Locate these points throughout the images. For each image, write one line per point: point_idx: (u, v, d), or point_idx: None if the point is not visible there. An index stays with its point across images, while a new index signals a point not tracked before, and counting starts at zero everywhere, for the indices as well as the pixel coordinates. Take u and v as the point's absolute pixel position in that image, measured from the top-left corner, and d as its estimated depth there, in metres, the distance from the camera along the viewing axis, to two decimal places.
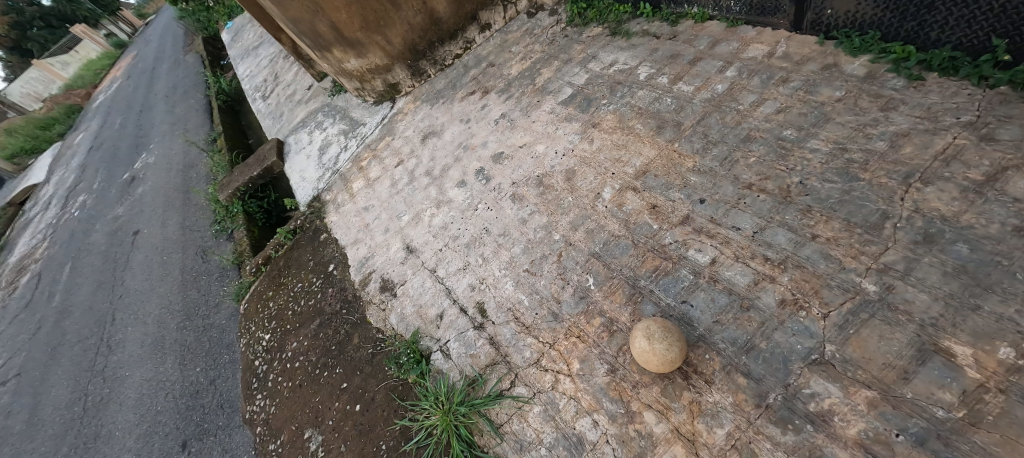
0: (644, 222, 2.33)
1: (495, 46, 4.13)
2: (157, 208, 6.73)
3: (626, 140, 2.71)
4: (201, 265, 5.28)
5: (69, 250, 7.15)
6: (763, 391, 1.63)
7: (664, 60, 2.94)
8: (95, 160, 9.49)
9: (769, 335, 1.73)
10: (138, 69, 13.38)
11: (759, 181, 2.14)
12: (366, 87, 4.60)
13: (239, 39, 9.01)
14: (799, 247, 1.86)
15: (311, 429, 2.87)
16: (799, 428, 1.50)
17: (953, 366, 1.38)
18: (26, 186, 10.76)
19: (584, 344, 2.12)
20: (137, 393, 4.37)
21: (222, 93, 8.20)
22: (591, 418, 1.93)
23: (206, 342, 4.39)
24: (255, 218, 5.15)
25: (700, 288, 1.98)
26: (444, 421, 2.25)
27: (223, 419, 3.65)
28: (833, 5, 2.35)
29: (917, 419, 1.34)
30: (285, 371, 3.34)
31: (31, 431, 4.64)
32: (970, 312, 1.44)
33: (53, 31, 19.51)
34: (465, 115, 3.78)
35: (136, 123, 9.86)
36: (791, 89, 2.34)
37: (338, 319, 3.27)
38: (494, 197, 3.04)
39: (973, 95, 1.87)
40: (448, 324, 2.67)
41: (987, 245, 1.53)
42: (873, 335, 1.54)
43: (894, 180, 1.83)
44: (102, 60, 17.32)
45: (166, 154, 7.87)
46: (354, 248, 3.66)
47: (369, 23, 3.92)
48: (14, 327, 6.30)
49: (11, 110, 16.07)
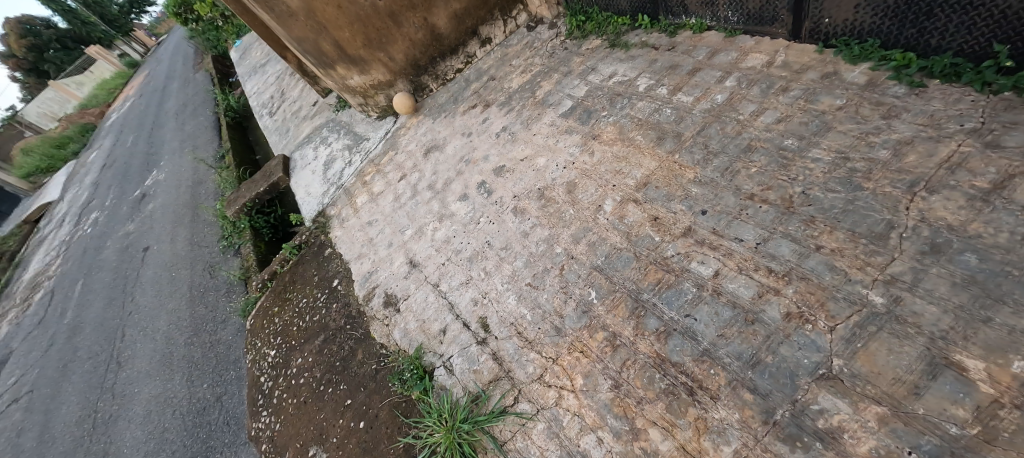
0: (646, 234, 2.32)
1: (495, 60, 4.17)
2: (167, 224, 6.83)
3: (626, 152, 2.71)
4: (208, 281, 5.34)
5: (81, 266, 7.27)
6: (770, 407, 1.60)
7: (663, 71, 2.95)
8: (107, 177, 9.70)
9: (775, 349, 1.70)
10: (150, 87, 13.74)
11: (761, 191, 2.12)
12: (370, 103, 4.66)
13: (248, 56, 9.23)
14: (804, 258, 1.83)
15: (316, 446, 2.84)
16: (808, 446, 1.46)
17: (966, 380, 1.33)
18: (41, 204, 11.05)
19: (587, 359, 2.10)
20: (145, 410, 4.39)
21: (231, 110, 8.40)
22: (595, 435, 1.91)
23: (214, 358, 4.43)
24: (262, 233, 5.21)
25: (703, 302, 1.96)
26: (448, 438, 2.23)
27: (229, 436, 3.67)
28: (830, 14, 2.34)
29: (930, 437, 1.30)
30: (291, 387, 3.33)
31: (42, 448, 4.68)
32: (981, 325, 1.40)
33: (68, 53, 20.24)
34: (467, 128, 3.81)
35: (147, 141, 10.08)
36: (791, 98, 2.33)
37: (342, 335, 3.28)
38: (495, 210, 3.05)
39: (977, 102, 1.85)
40: (451, 339, 2.66)
41: (996, 255, 1.50)
42: (881, 348, 1.51)
43: (898, 189, 1.80)
44: (116, 80, 17.86)
45: (177, 170, 8.04)
46: (358, 263, 3.68)
47: (371, 41, 4.00)
48: (27, 344, 6.38)
49: (27, 129, 16.58)
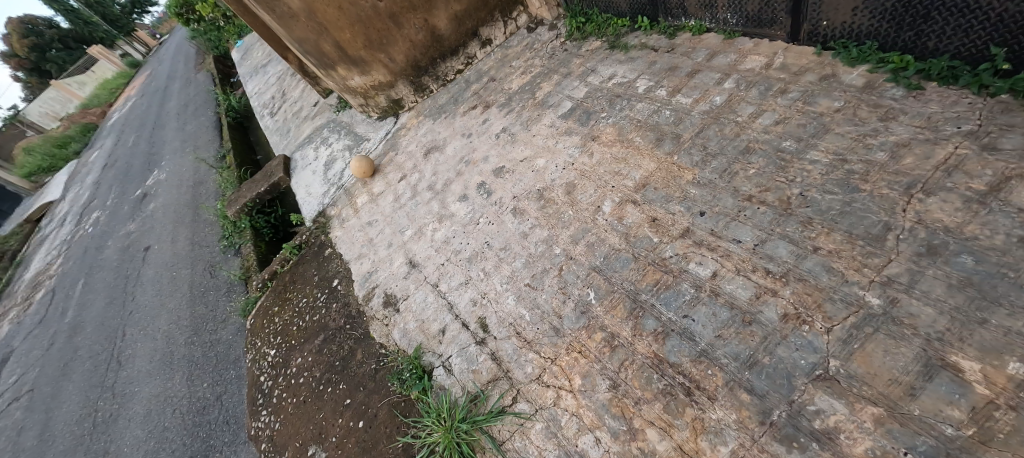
0: (644, 235, 2.33)
1: (496, 61, 4.18)
2: (168, 224, 6.85)
3: (625, 153, 2.72)
4: (209, 280, 5.36)
5: (82, 266, 7.28)
6: (767, 408, 1.60)
7: (662, 73, 2.96)
8: (108, 177, 9.73)
9: (771, 350, 1.71)
10: (152, 86, 13.80)
11: (759, 193, 2.13)
12: (370, 103, 4.67)
13: (249, 57, 9.26)
14: (801, 259, 1.84)
15: (315, 446, 2.85)
16: (805, 447, 1.47)
17: (961, 381, 1.34)
18: (42, 203, 11.08)
19: (585, 359, 2.11)
20: (146, 409, 4.40)
21: (231, 110, 8.42)
22: (593, 436, 1.91)
23: (214, 358, 4.44)
24: (263, 233, 5.22)
25: (701, 303, 1.97)
26: (447, 438, 2.24)
27: (229, 436, 3.67)
28: (828, 16, 2.34)
29: (926, 438, 1.30)
30: (290, 387, 3.34)
31: (42, 447, 4.69)
32: (977, 326, 1.41)
33: (70, 53, 20.35)
34: (467, 129, 3.83)
35: (148, 140, 10.11)
36: (789, 100, 2.34)
37: (342, 334, 3.29)
38: (494, 211, 3.06)
39: (974, 104, 1.86)
40: (450, 340, 2.67)
41: (992, 257, 1.51)
42: (878, 349, 1.51)
43: (895, 191, 1.81)
44: (117, 80, 17.92)
45: (178, 170, 8.06)
46: (358, 263, 3.69)
47: (372, 42, 4.01)
48: (27, 343, 6.39)
49: (29, 129, 16.67)
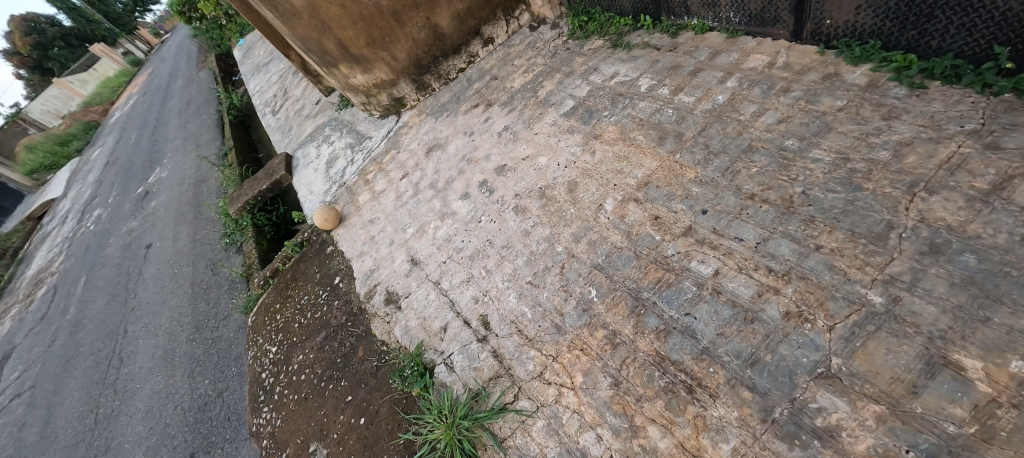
0: (646, 234, 2.33)
1: (498, 60, 4.18)
2: (170, 221, 6.86)
3: (627, 152, 2.72)
4: (211, 278, 5.36)
5: (84, 263, 7.29)
6: (769, 405, 1.60)
7: (664, 72, 2.96)
8: (110, 174, 9.75)
9: (773, 348, 1.71)
10: (153, 85, 13.83)
11: (761, 191, 2.13)
12: (372, 101, 4.68)
13: (250, 55, 9.27)
14: (803, 258, 1.84)
15: (316, 443, 2.86)
16: (806, 444, 1.47)
17: (963, 380, 1.34)
18: (44, 200, 11.10)
19: (587, 357, 2.11)
20: (147, 406, 4.41)
21: (233, 109, 8.43)
22: (594, 433, 1.92)
23: (215, 355, 4.44)
24: (264, 231, 5.23)
25: (703, 301, 1.97)
26: (448, 435, 2.24)
27: (230, 432, 3.67)
28: (832, 15, 2.34)
29: (927, 435, 1.31)
30: (291, 384, 3.35)
31: (44, 443, 4.71)
32: (980, 325, 1.41)
33: (72, 51, 20.49)
34: (469, 127, 3.83)
35: (150, 138, 10.12)
36: (792, 99, 2.34)
37: (343, 332, 3.30)
38: (496, 209, 3.07)
39: (976, 103, 1.86)
40: (451, 337, 2.67)
41: (995, 255, 1.50)
42: (880, 347, 1.51)
43: (897, 190, 1.81)
44: (120, 78, 17.95)
45: (181, 168, 8.07)
46: (359, 261, 3.69)
47: (374, 40, 4.02)
48: (29, 340, 6.41)
49: (31, 126, 16.72)
